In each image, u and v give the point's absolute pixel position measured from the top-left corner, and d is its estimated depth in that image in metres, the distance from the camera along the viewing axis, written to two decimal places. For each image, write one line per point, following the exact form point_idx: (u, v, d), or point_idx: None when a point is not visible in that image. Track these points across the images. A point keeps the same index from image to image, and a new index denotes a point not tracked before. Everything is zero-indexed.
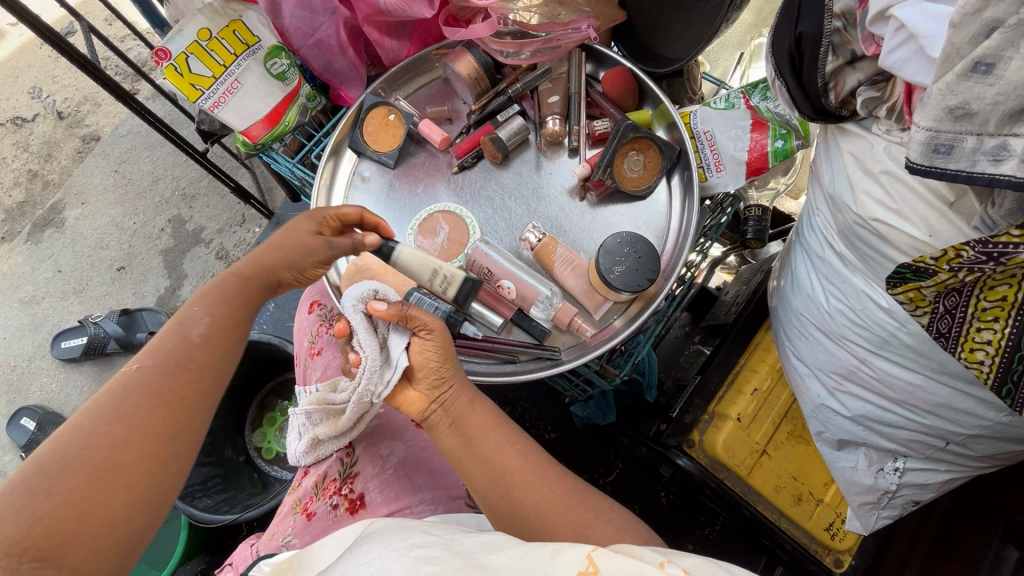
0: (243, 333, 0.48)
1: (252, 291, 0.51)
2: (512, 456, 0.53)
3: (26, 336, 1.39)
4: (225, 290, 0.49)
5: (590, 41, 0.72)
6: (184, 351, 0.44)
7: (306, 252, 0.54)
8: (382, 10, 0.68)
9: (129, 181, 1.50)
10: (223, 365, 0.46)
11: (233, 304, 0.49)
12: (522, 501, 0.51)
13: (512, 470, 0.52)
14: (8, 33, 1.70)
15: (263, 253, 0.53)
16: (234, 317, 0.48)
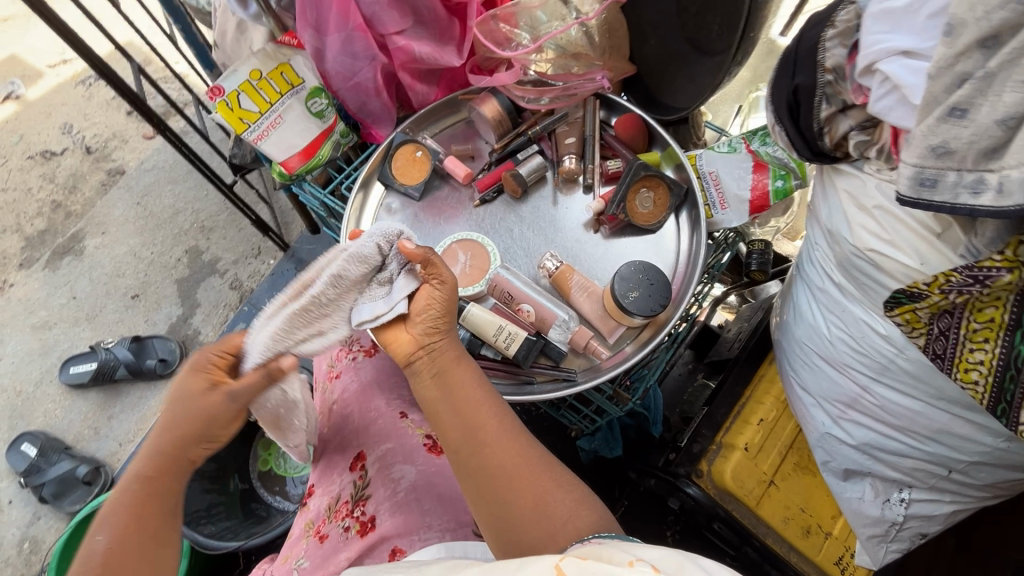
0: (166, 525, 0.53)
1: (157, 504, 0.53)
2: (488, 414, 0.55)
3: (35, 361, 1.40)
4: (126, 505, 0.52)
5: (604, 90, 0.79)
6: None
7: (211, 420, 0.54)
8: (416, 58, 0.75)
9: (150, 213, 1.55)
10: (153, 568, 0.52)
11: (149, 518, 0.52)
12: (492, 463, 0.53)
13: (486, 426, 0.54)
14: (48, 74, 1.81)
15: (154, 461, 0.54)
16: (144, 524, 0.52)
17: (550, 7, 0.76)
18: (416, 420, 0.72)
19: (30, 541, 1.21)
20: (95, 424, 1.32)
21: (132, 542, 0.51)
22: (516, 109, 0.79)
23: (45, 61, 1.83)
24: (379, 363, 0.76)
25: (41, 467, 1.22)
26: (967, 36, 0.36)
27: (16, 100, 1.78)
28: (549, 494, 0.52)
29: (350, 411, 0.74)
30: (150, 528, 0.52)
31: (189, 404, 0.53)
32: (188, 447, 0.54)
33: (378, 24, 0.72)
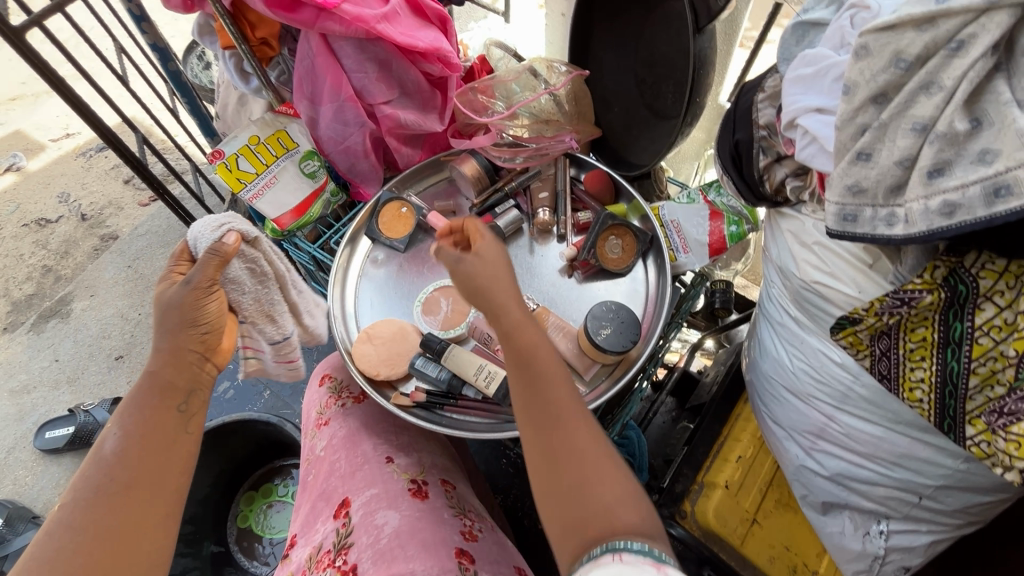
0: (173, 408, 0.58)
1: (169, 394, 0.58)
2: (548, 376, 0.51)
3: (9, 427, 1.37)
4: (136, 398, 0.57)
5: (573, 150, 0.87)
6: (113, 482, 0.52)
7: (186, 309, 0.58)
8: (401, 123, 0.82)
9: (141, 276, 1.58)
10: (158, 443, 0.56)
11: (157, 408, 0.57)
12: (544, 433, 0.49)
13: (541, 397, 0.50)
14: (50, 148, 1.90)
15: (158, 357, 0.59)
16: (150, 410, 0.56)
17: (522, 80, 0.88)
18: (403, 465, 0.73)
19: None
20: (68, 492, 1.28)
21: (143, 427, 0.55)
22: (494, 168, 0.86)
23: (48, 136, 1.93)
24: (367, 410, 0.78)
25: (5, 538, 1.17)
26: (861, 93, 0.43)
27: (17, 172, 1.85)
28: (596, 483, 0.45)
29: (337, 457, 0.75)
30: (161, 418, 0.56)
31: (166, 298, 0.59)
32: (178, 338, 0.58)
33: (367, 95, 0.78)
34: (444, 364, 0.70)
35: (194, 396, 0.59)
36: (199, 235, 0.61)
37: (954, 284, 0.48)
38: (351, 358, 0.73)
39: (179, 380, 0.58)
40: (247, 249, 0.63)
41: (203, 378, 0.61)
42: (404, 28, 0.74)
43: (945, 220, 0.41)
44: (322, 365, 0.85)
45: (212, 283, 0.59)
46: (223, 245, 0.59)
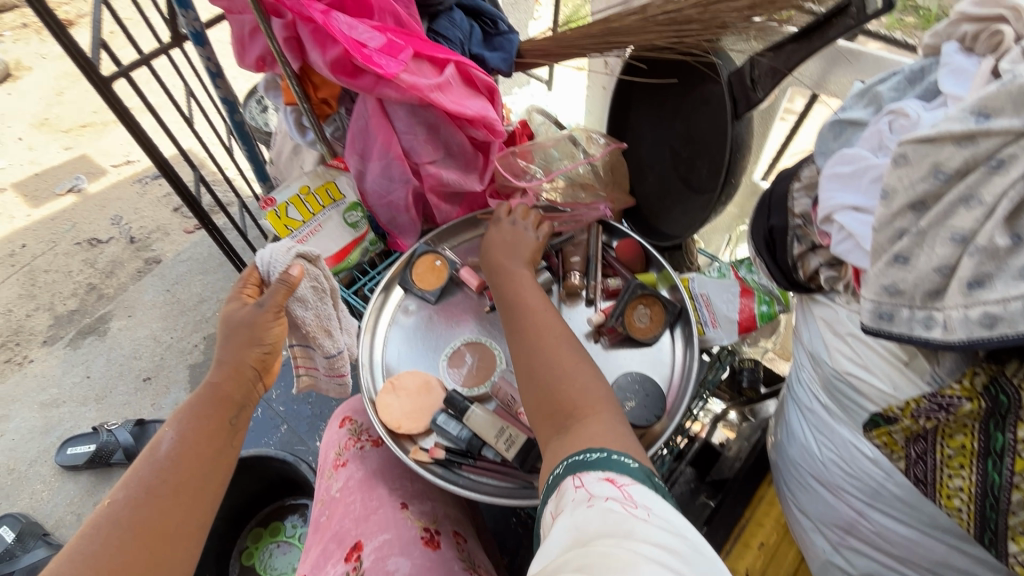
0: (227, 420, 0.62)
1: (224, 406, 0.62)
2: (533, 309, 0.67)
3: (35, 439, 1.41)
4: (194, 407, 0.61)
5: (606, 218, 0.90)
6: (164, 482, 0.55)
7: (257, 328, 0.63)
8: (443, 182, 0.86)
9: (178, 301, 1.65)
10: (210, 450, 0.59)
11: (213, 419, 0.61)
12: (525, 344, 0.63)
13: (536, 318, 0.65)
14: (110, 173, 2.02)
15: (220, 370, 0.63)
16: (206, 418, 0.61)
17: (561, 147, 0.91)
18: (416, 512, 0.72)
19: None
20: (81, 511, 1.29)
21: (196, 435, 0.59)
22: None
23: (110, 161, 2.06)
24: (385, 454, 0.78)
25: (14, 553, 1.18)
26: (898, 200, 0.44)
27: (77, 194, 1.98)
28: (566, 381, 0.58)
29: (352, 500, 0.74)
30: (215, 426, 0.61)
31: (238, 317, 0.64)
32: (243, 354, 0.63)
33: (414, 154, 0.82)
34: (466, 423, 0.70)
35: (243, 411, 0.64)
36: (271, 262, 0.64)
37: (995, 393, 0.47)
38: (374, 408, 0.73)
39: (235, 394, 0.63)
40: (311, 269, 0.66)
41: (253, 395, 0.66)
42: (455, 97, 0.78)
43: (986, 332, 0.41)
44: (344, 407, 0.86)
45: (279, 308, 0.63)
46: (290, 276, 0.62)
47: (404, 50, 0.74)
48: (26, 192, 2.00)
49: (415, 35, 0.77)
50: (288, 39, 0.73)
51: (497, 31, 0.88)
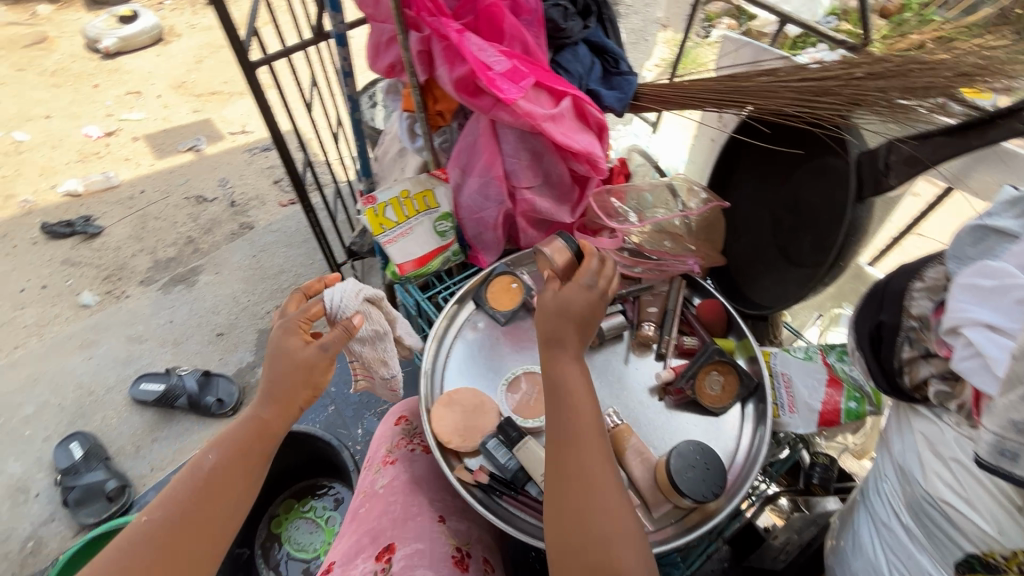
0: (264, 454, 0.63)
1: (263, 440, 0.64)
2: (583, 421, 0.57)
3: (115, 368, 1.53)
4: (235, 435, 0.63)
5: (693, 273, 0.87)
6: (193, 507, 0.58)
7: (306, 371, 0.65)
8: (536, 209, 0.86)
9: (261, 268, 1.77)
10: (243, 482, 0.61)
11: (249, 451, 0.62)
12: (569, 468, 0.55)
13: (583, 429, 0.57)
14: (226, 140, 2.25)
15: (265, 402, 0.65)
16: (243, 450, 0.62)
17: (657, 194, 0.91)
18: (452, 529, 0.72)
19: (34, 541, 1.22)
20: (139, 444, 1.38)
21: (234, 468, 0.61)
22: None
23: (228, 130, 2.29)
24: (433, 463, 0.79)
25: (79, 470, 1.28)
26: None
27: (195, 153, 2.19)
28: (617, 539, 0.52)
29: (394, 500, 0.74)
30: (252, 458, 0.62)
31: (291, 353, 0.65)
32: (289, 391, 0.65)
33: (513, 178, 0.83)
34: (515, 455, 0.70)
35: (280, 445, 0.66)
36: (339, 304, 0.71)
37: None
38: (428, 418, 0.74)
39: (277, 431, 0.65)
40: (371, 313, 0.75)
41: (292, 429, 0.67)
42: (565, 129, 0.79)
43: None
44: (399, 406, 0.87)
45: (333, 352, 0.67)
46: (351, 324, 0.69)
47: (527, 77, 0.75)
48: (152, 144, 2.22)
49: (539, 64, 0.78)
50: (420, 51, 0.77)
51: (618, 71, 0.87)
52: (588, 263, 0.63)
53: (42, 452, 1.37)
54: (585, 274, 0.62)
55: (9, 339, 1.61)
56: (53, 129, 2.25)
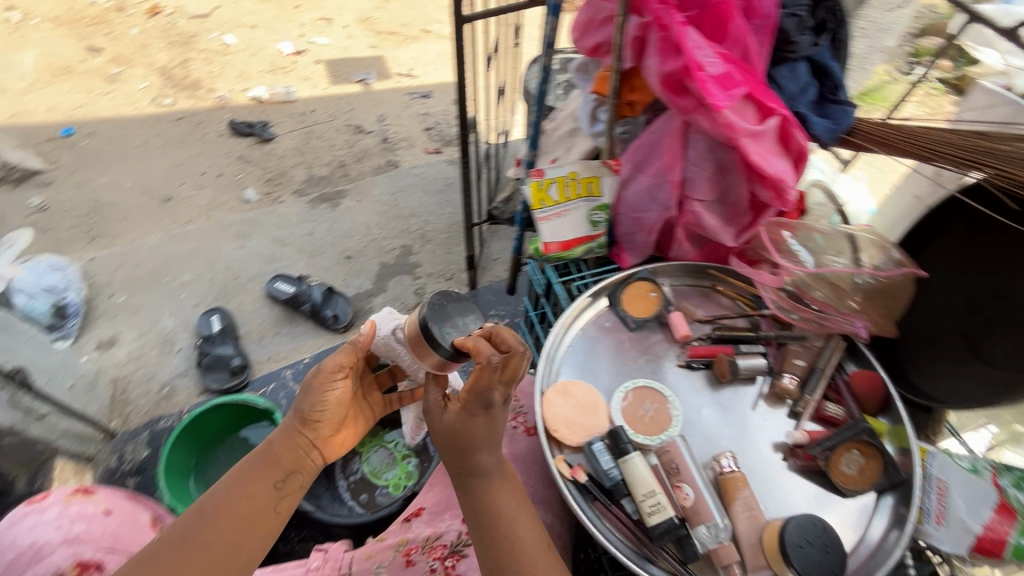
0: (272, 483, 0.68)
1: (273, 470, 0.69)
2: (519, 532, 0.61)
3: (259, 261, 1.71)
4: (248, 465, 0.69)
5: (857, 338, 0.78)
6: (203, 533, 0.63)
7: (312, 400, 0.70)
8: (702, 224, 0.82)
9: (396, 206, 1.88)
10: (251, 512, 0.66)
11: (259, 479, 0.68)
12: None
13: (522, 537, 0.61)
14: (393, 80, 2.40)
15: (280, 435, 0.71)
16: (255, 479, 0.68)
17: (829, 238, 0.82)
18: None
19: (168, 388, 1.41)
20: (263, 333, 1.53)
21: (242, 493, 0.66)
22: (450, 326, 0.64)
23: (396, 71, 2.44)
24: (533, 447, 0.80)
25: (215, 341, 1.47)
26: None
27: (364, 86, 2.36)
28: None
29: None
30: (264, 488, 0.68)
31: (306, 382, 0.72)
32: (303, 421, 0.71)
33: (688, 187, 0.80)
34: (618, 466, 0.68)
35: (291, 476, 0.70)
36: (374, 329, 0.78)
37: None
38: (540, 402, 0.74)
39: (287, 458, 0.70)
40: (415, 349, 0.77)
41: (306, 462, 0.72)
42: (762, 150, 0.73)
43: None
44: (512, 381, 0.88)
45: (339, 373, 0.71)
46: (359, 338, 0.73)
47: (738, 87, 0.71)
48: (330, 70, 2.41)
49: (754, 75, 0.73)
50: (634, 37, 0.75)
51: (835, 99, 0.80)
52: (482, 351, 0.59)
53: (189, 316, 1.57)
54: (481, 393, 0.61)
55: (184, 213, 1.84)
56: (255, 38, 2.50)
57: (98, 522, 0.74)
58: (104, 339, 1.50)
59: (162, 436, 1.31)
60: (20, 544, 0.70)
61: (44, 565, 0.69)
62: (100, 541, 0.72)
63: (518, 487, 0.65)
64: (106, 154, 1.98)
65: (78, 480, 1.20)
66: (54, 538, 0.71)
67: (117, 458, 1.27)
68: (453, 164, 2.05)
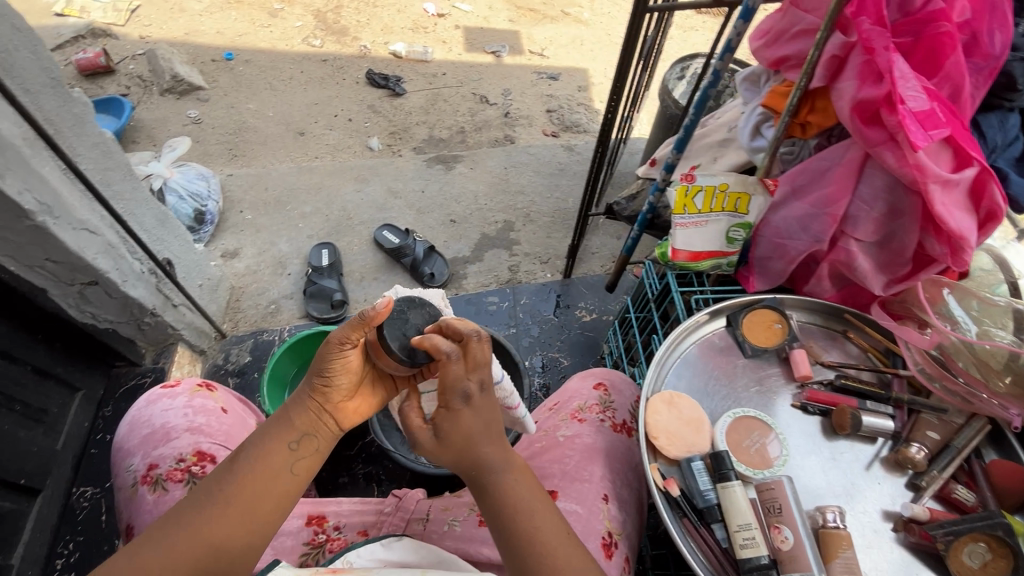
0: (282, 447, 0.63)
1: (285, 434, 0.64)
2: (538, 527, 0.59)
3: (371, 207, 1.80)
4: (261, 431, 0.65)
5: (1009, 425, 0.68)
6: (216, 499, 0.59)
7: (321, 362, 0.64)
8: (852, 266, 0.78)
9: (506, 181, 1.90)
10: (262, 479, 0.61)
11: (271, 444, 0.63)
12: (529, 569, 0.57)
13: (542, 528, 0.59)
14: (524, 56, 2.41)
15: (291, 401, 0.66)
16: (268, 445, 0.63)
17: (988, 305, 0.72)
18: (612, 513, 0.71)
19: (275, 306, 1.53)
20: (364, 276, 1.62)
21: (256, 452, 0.62)
22: (403, 332, 0.64)
23: (530, 48, 2.45)
24: (618, 443, 0.78)
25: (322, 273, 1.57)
26: None
27: (495, 58, 2.38)
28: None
29: (571, 455, 0.76)
30: (276, 452, 0.63)
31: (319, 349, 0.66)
32: (314, 386, 0.65)
33: (849, 223, 0.77)
34: (715, 490, 0.67)
35: (306, 441, 0.64)
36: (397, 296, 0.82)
37: None
38: (644, 407, 0.73)
39: (300, 422, 0.64)
40: None
41: (321, 427, 0.65)
42: (949, 201, 0.68)
43: None
44: (600, 371, 0.87)
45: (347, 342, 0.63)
46: None
47: (940, 128, 0.65)
48: (467, 37, 2.45)
49: (959, 118, 0.67)
50: (831, 55, 0.70)
51: None
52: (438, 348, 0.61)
53: (303, 244, 1.68)
54: (453, 388, 0.61)
55: (313, 149, 1.97)
56: None
57: (215, 417, 0.82)
58: (229, 250, 1.65)
59: (264, 347, 1.42)
60: (154, 424, 0.79)
61: (172, 446, 0.77)
62: (217, 435, 0.80)
63: (529, 473, 0.63)
64: (256, 82, 2.15)
65: (191, 368, 1.33)
66: (181, 424, 0.79)
67: (223, 356, 1.40)
68: (568, 150, 2.04)
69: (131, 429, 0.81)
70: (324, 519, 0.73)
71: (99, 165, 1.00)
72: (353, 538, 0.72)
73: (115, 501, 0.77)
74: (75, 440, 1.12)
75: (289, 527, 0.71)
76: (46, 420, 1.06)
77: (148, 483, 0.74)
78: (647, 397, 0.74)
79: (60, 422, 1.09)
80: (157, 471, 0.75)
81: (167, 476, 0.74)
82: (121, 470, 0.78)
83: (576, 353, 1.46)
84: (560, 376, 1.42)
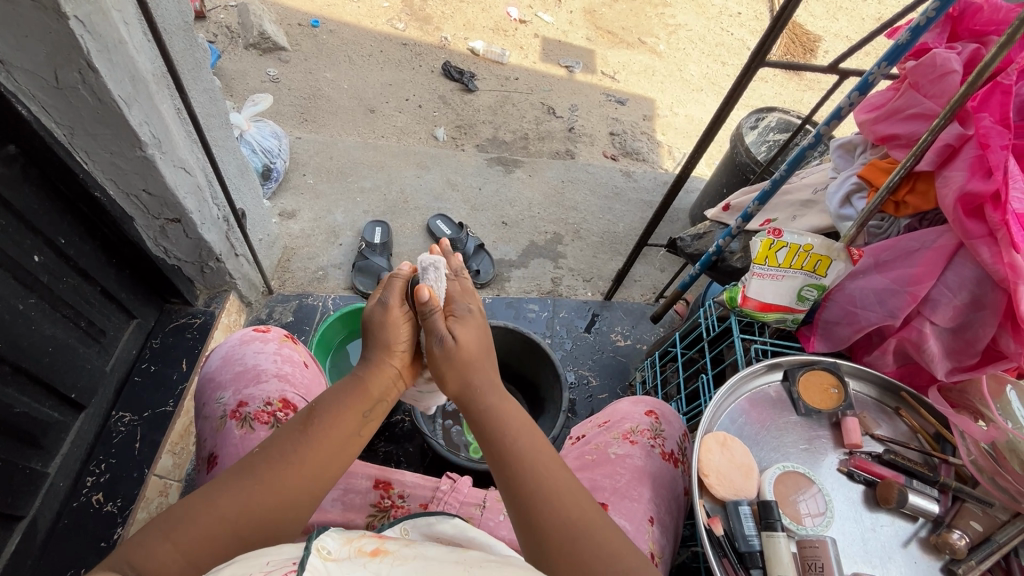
0: (356, 411, 0.63)
1: (360, 403, 0.64)
2: (520, 452, 0.60)
3: (428, 194, 1.83)
4: (337, 390, 0.64)
5: None
6: (289, 453, 0.59)
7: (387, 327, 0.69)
8: (920, 347, 0.82)
9: (560, 195, 1.93)
10: (335, 441, 0.61)
11: (347, 408, 0.63)
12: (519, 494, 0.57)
13: (520, 449, 0.60)
14: (596, 76, 2.44)
15: (366, 369, 0.67)
16: (345, 408, 0.63)
17: None
18: (656, 536, 0.76)
19: (322, 273, 1.57)
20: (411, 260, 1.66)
21: (331, 414, 0.62)
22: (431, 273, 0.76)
23: (602, 70, 2.48)
24: (665, 469, 0.84)
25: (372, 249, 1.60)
26: None
27: (568, 73, 2.42)
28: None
29: (622, 474, 0.80)
30: (350, 416, 0.63)
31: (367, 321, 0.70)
32: (383, 353, 0.68)
33: (928, 306, 0.81)
34: (759, 537, 0.69)
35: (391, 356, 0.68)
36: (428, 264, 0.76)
37: None
38: (697, 444, 0.75)
39: (373, 389, 0.66)
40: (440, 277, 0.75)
41: (388, 395, 0.67)
42: None
43: None
44: (653, 401, 0.92)
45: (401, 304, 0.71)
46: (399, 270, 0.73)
47: None
48: (543, 47, 2.50)
49: None
50: (946, 142, 0.75)
51: None
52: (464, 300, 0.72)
53: (358, 219, 1.72)
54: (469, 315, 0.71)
55: (380, 128, 2.01)
56: None
57: (300, 369, 0.87)
58: (287, 210, 1.69)
59: (307, 311, 1.45)
60: (246, 363, 0.84)
61: (262, 389, 0.80)
62: (300, 388, 0.84)
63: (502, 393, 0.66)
64: (336, 53, 2.20)
65: (237, 317, 1.35)
66: (271, 369, 0.83)
67: (267, 312, 1.43)
68: (626, 176, 2.06)
69: (225, 364, 0.85)
70: (390, 486, 0.76)
71: (205, 110, 1.04)
72: (414, 508, 0.75)
73: (200, 430, 0.81)
74: (122, 365, 1.14)
75: (359, 486, 0.76)
76: (102, 341, 1.08)
77: (237, 418, 0.78)
78: (702, 434, 0.76)
79: (113, 345, 1.11)
80: (246, 410, 0.78)
81: (254, 416, 0.77)
82: (209, 402, 0.82)
83: (608, 376, 1.47)
84: (587, 394, 1.43)
